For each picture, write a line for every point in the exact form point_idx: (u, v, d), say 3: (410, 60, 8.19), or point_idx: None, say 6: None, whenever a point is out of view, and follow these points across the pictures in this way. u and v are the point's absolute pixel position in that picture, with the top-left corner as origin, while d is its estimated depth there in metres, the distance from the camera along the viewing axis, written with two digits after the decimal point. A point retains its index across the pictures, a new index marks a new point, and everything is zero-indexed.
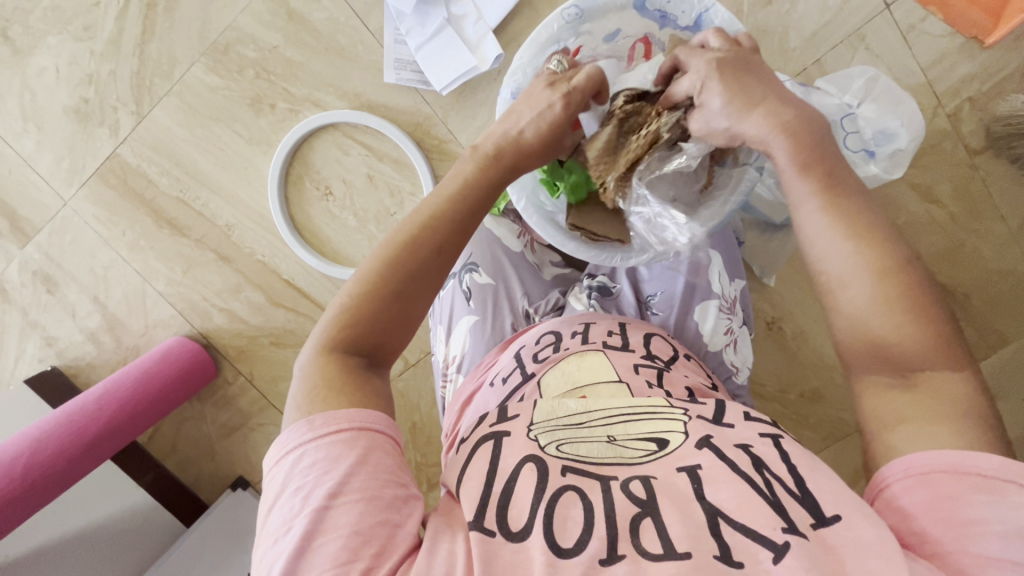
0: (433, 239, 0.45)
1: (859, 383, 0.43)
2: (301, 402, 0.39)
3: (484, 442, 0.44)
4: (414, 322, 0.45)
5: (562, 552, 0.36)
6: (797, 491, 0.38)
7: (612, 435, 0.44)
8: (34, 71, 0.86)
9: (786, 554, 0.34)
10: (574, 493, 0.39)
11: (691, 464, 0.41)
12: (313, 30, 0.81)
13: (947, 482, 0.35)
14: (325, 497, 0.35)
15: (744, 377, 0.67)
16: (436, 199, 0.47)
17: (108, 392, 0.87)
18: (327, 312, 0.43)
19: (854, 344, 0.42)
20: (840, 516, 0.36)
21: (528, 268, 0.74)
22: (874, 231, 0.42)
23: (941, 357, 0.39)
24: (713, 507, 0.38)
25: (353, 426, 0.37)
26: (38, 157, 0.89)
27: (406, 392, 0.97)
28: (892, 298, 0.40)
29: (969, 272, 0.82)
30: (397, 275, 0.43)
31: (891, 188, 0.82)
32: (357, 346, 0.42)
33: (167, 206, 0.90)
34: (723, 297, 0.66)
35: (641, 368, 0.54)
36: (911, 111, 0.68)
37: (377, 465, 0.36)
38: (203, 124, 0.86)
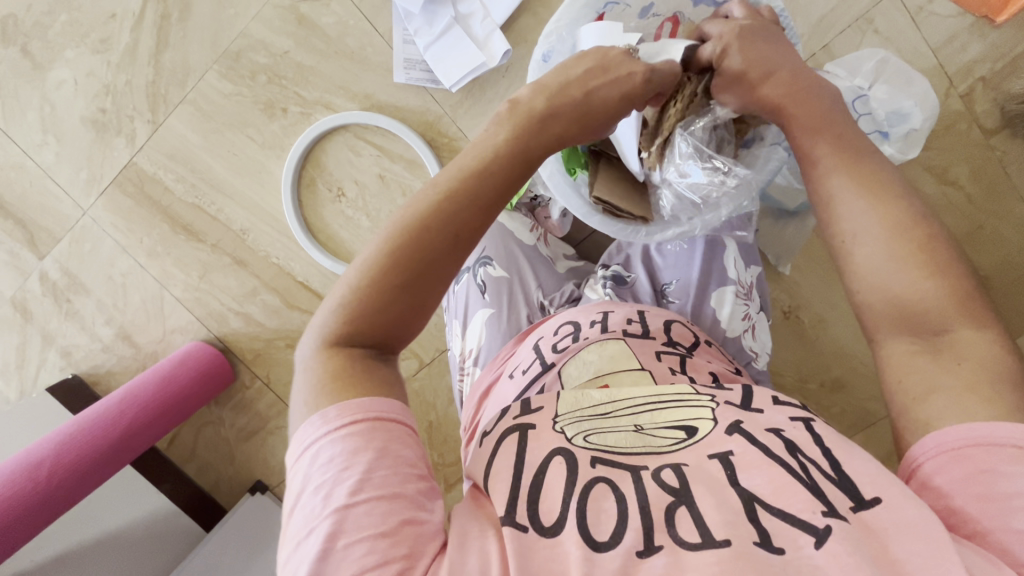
0: (441, 227, 0.40)
1: (881, 348, 0.42)
2: (309, 394, 0.38)
3: (510, 434, 0.42)
4: (424, 315, 0.42)
5: (597, 546, 0.35)
6: (833, 473, 0.37)
7: (639, 424, 0.43)
8: (53, 83, 0.88)
9: (827, 539, 0.33)
10: (605, 486, 0.38)
11: (723, 451, 0.40)
12: (323, 34, 0.82)
13: (981, 455, 0.34)
14: (346, 496, 0.34)
15: (764, 363, 0.66)
16: (448, 180, 0.42)
17: (129, 394, 0.88)
18: (329, 304, 0.41)
19: (877, 307, 0.41)
20: (880, 499, 0.35)
21: (542, 261, 0.74)
22: (883, 184, 0.43)
23: (962, 313, 0.39)
24: (748, 493, 0.37)
25: (370, 416, 0.36)
26: (57, 168, 0.91)
27: (422, 391, 0.97)
28: (913, 259, 0.40)
29: (990, 255, 0.81)
30: (400, 267, 0.40)
31: (906, 171, 0.81)
32: (360, 337, 0.40)
33: (183, 212, 0.92)
34: (740, 283, 0.65)
35: (663, 356, 0.53)
36: (923, 90, 0.68)
37: (398, 457, 0.35)
38: (218, 130, 0.88)
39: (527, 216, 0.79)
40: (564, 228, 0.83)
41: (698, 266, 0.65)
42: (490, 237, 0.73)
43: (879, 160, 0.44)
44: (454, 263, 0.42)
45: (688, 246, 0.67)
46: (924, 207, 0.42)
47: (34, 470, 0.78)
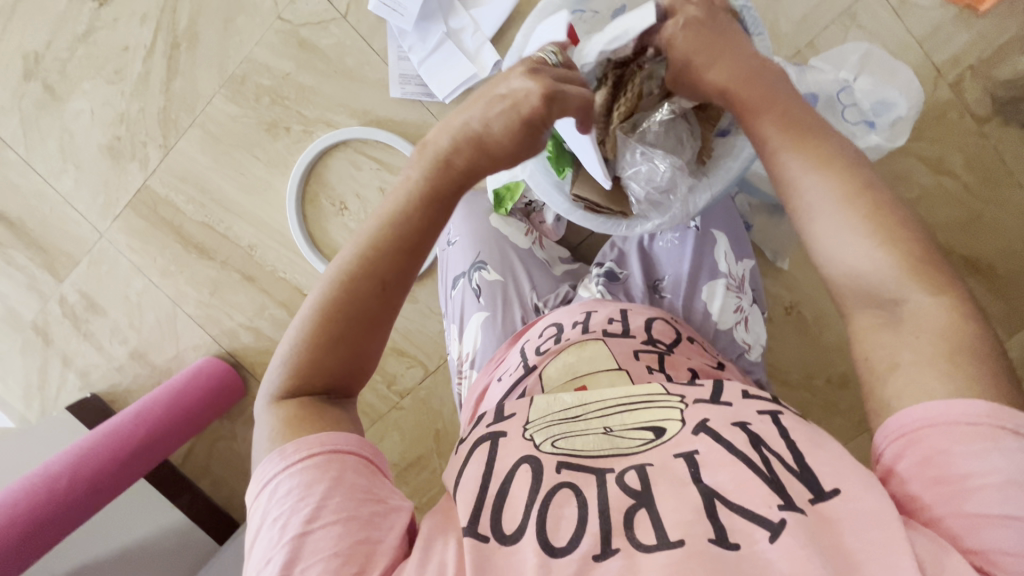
0: (366, 274, 0.41)
1: (850, 320, 0.42)
2: (266, 434, 0.39)
3: (482, 444, 0.43)
4: (371, 358, 0.42)
5: (555, 551, 0.35)
6: (796, 467, 0.38)
7: (609, 426, 0.43)
8: (71, 114, 0.93)
9: (782, 533, 0.34)
10: (569, 491, 0.39)
11: (688, 451, 0.40)
12: (322, 55, 0.86)
13: (936, 438, 0.35)
14: (302, 523, 0.35)
15: (758, 354, 0.66)
16: (369, 230, 0.42)
17: (144, 411, 0.90)
18: (277, 360, 0.42)
19: (842, 283, 0.42)
20: (839, 489, 0.36)
21: (537, 264, 0.76)
22: (835, 159, 0.43)
23: (920, 282, 0.39)
24: (709, 489, 0.37)
25: (326, 449, 0.37)
26: (76, 194, 0.96)
27: (429, 399, 0.98)
28: (873, 232, 0.40)
29: (991, 241, 0.82)
30: (334, 318, 0.41)
31: (899, 163, 0.81)
32: (312, 386, 0.41)
33: (194, 231, 0.95)
34: (731, 276, 0.66)
35: (642, 354, 0.54)
36: (907, 80, 0.69)
37: (352, 483, 0.37)
38: (226, 152, 0.91)
39: (523, 220, 0.81)
40: (558, 232, 0.85)
41: (689, 260, 0.66)
42: (485, 243, 0.76)
43: (832, 135, 0.45)
44: (389, 305, 0.42)
45: (679, 240, 0.68)
46: (874, 175, 0.43)
47: (52, 482, 0.80)
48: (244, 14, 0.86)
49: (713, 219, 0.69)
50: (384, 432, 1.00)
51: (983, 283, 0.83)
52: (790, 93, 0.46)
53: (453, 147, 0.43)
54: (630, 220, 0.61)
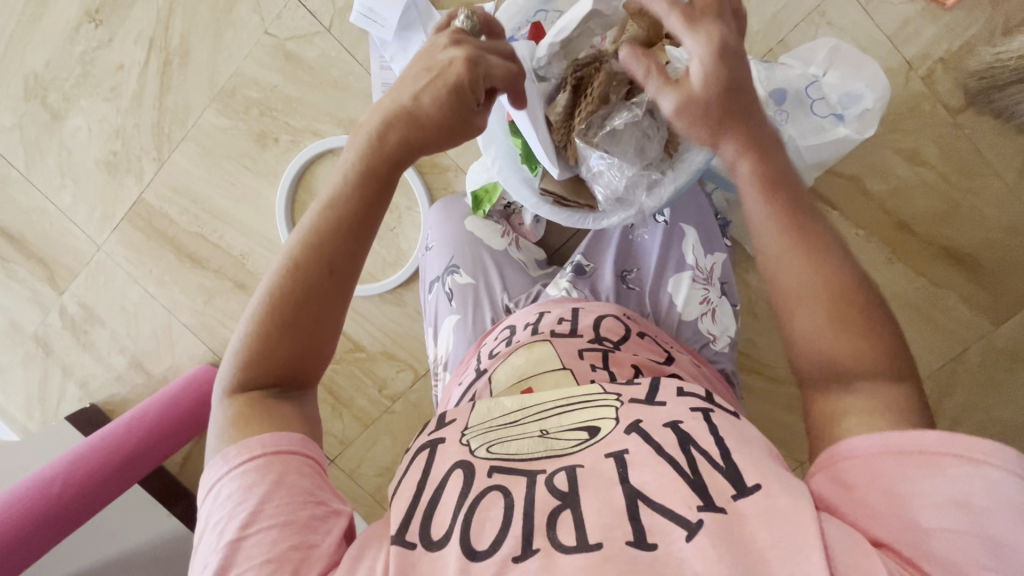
0: (314, 263, 0.41)
1: (807, 387, 0.44)
2: (216, 434, 0.40)
3: (422, 452, 0.44)
4: (326, 345, 0.42)
5: (475, 555, 0.36)
6: (721, 462, 0.38)
7: (545, 428, 0.43)
8: (69, 131, 0.96)
9: (698, 532, 0.34)
10: (498, 493, 0.39)
11: (618, 450, 0.41)
12: (307, 67, 0.89)
13: (884, 464, 0.36)
14: (239, 528, 0.35)
15: (724, 345, 0.68)
16: (314, 217, 0.41)
17: (138, 415, 0.93)
18: (230, 353, 0.42)
19: (801, 351, 0.43)
20: (760, 484, 0.36)
21: (509, 264, 0.77)
22: (815, 242, 0.44)
23: (875, 360, 0.41)
24: (634, 490, 0.38)
25: (267, 451, 0.38)
26: (74, 208, 0.99)
27: (420, 402, 0.99)
28: (838, 305, 0.42)
29: (973, 232, 0.82)
30: (284, 307, 0.40)
31: (875, 156, 0.82)
32: (262, 379, 0.41)
33: (187, 241, 0.97)
34: (698, 268, 0.69)
35: (586, 353, 0.54)
36: (874, 73, 0.70)
37: (291, 486, 0.37)
38: (217, 163, 0.94)
39: (501, 221, 0.82)
40: (538, 233, 0.87)
41: (655, 254, 0.70)
42: (457, 247, 0.77)
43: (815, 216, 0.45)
44: (339, 289, 0.41)
45: (648, 235, 0.72)
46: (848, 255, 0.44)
47: (46, 487, 0.82)
48: (234, 30, 0.89)
49: (682, 211, 0.72)
50: (376, 437, 1.01)
51: (967, 273, 0.84)
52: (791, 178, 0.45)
53: (386, 125, 0.41)
54: (597, 214, 0.62)
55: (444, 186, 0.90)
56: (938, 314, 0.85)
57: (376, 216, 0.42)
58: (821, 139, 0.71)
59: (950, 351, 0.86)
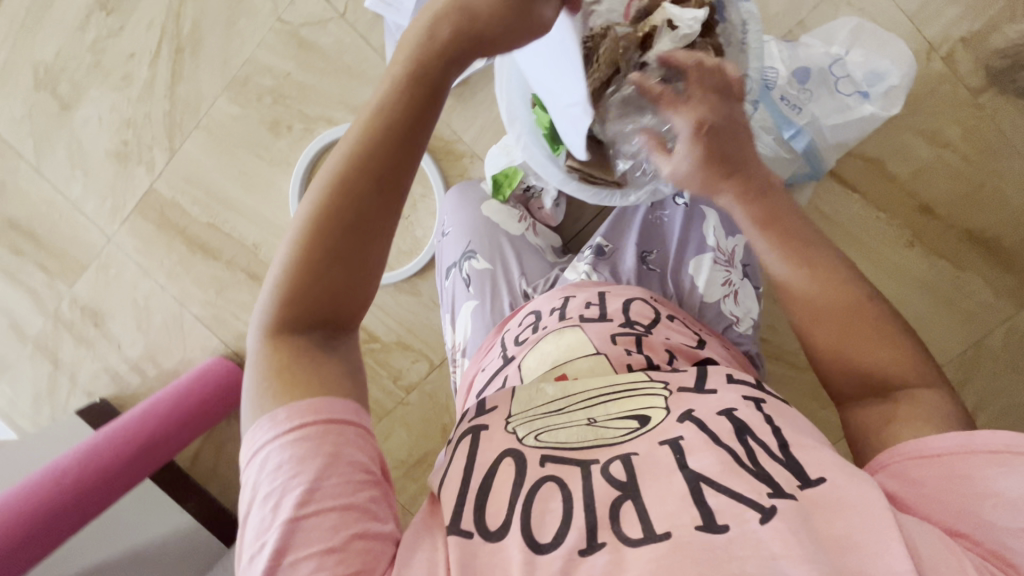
0: (355, 190, 0.38)
1: (845, 399, 0.48)
2: (257, 398, 0.37)
3: (464, 438, 0.42)
4: (368, 281, 0.40)
5: (540, 547, 0.34)
6: (781, 455, 0.38)
7: (593, 417, 0.42)
8: (79, 121, 0.95)
9: (773, 516, 0.33)
10: (553, 484, 0.38)
11: (672, 437, 0.40)
12: (322, 54, 0.88)
13: (958, 462, 0.37)
14: (295, 506, 0.33)
15: (748, 327, 0.67)
16: (353, 142, 0.38)
17: (150, 407, 0.92)
18: (265, 295, 0.39)
19: (831, 365, 0.47)
20: (825, 478, 0.36)
21: (527, 251, 0.76)
22: (821, 264, 0.48)
23: (903, 366, 0.45)
24: (695, 474, 0.37)
25: (320, 420, 0.35)
26: (84, 200, 0.98)
27: (435, 393, 0.98)
28: (850, 325, 0.46)
29: (995, 214, 0.82)
30: (323, 239, 0.38)
31: (896, 138, 0.82)
32: (306, 322, 0.39)
33: (199, 232, 0.96)
34: (719, 250, 0.68)
35: (620, 337, 0.52)
36: (899, 50, 0.70)
37: (348, 462, 0.35)
38: (229, 153, 0.93)
39: (518, 206, 0.81)
40: (557, 218, 0.84)
41: (675, 236, 0.70)
42: (475, 232, 0.76)
43: (819, 238, 0.50)
44: (382, 220, 0.39)
45: (667, 218, 0.72)
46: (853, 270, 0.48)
47: (60, 476, 0.81)
48: (246, 17, 0.88)
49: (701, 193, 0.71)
50: (390, 430, 1.00)
51: (989, 255, 0.83)
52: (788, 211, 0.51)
53: (438, 19, 0.39)
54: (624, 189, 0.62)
55: (460, 174, 0.89)
56: (961, 298, 0.84)
57: (420, 143, 0.39)
58: (846, 118, 0.71)
59: (973, 335, 0.85)
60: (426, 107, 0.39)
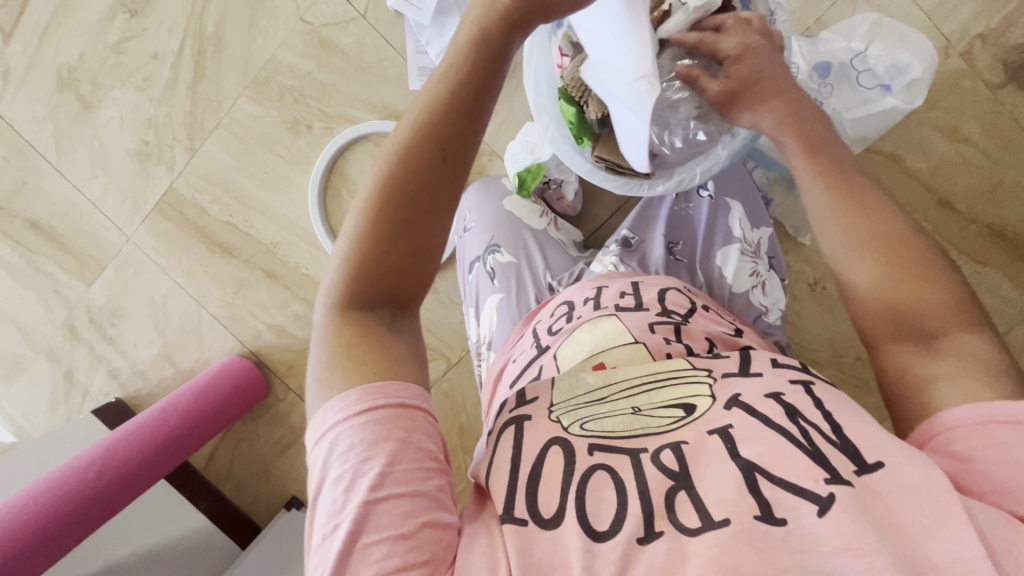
0: (420, 159, 0.38)
1: (882, 352, 0.45)
2: (324, 376, 0.37)
3: (506, 430, 0.41)
4: (432, 254, 0.40)
5: (597, 535, 0.34)
6: (836, 437, 0.36)
7: (636, 406, 0.42)
8: (101, 122, 0.96)
9: (831, 507, 0.32)
10: (605, 473, 0.37)
11: (722, 426, 0.39)
12: (342, 54, 0.89)
13: (1002, 432, 0.36)
14: (369, 490, 0.33)
15: (776, 317, 0.67)
16: (416, 115, 0.39)
17: (172, 403, 0.91)
18: (331, 272, 0.39)
19: (874, 315, 0.44)
20: (883, 462, 0.34)
21: (552, 246, 0.76)
22: (864, 206, 0.46)
23: (953, 315, 0.42)
24: (749, 462, 0.36)
25: (390, 403, 0.35)
26: (105, 200, 0.98)
27: (452, 392, 0.97)
28: (897, 264, 0.43)
29: (1016, 209, 0.82)
30: (391, 206, 0.38)
31: (915, 133, 0.82)
32: (370, 297, 0.39)
33: (218, 231, 0.97)
34: (746, 241, 0.69)
35: (657, 327, 0.51)
36: (919, 42, 0.70)
37: (419, 449, 0.35)
38: (249, 151, 0.94)
39: (539, 202, 0.81)
40: (577, 207, 0.86)
41: (702, 225, 0.70)
42: (499, 226, 0.76)
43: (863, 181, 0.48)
44: (446, 189, 0.39)
45: (693, 209, 0.72)
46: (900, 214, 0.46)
47: (82, 472, 0.81)
48: (268, 18, 0.89)
49: (727, 186, 0.72)
50: None
51: (1011, 250, 0.82)
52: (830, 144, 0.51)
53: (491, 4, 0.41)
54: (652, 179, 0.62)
55: (479, 171, 0.90)
56: (985, 293, 0.83)
57: (483, 114, 0.40)
58: (869, 111, 0.72)
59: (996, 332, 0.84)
60: (487, 73, 0.40)
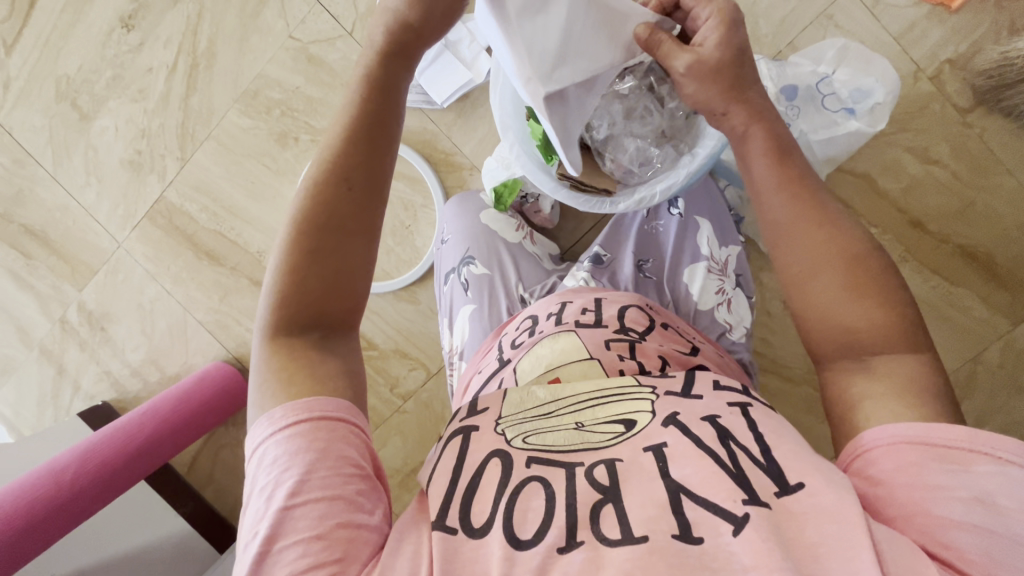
0: (327, 191, 0.42)
1: (824, 370, 0.45)
2: (259, 398, 0.39)
3: (455, 438, 0.43)
4: (359, 277, 0.43)
5: (520, 544, 0.35)
6: (761, 459, 0.37)
7: (580, 421, 0.42)
8: (97, 131, 0.99)
9: (745, 526, 0.33)
10: (538, 484, 0.38)
11: (657, 443, 0.40)
12: (329, 69, 0.92)
13: (910, 452, 0.36)
14: (286, 496, 0.35)
15: (741, 334, 0.68)
16: (324, 154, 0.43)
17: (149, 409, 0.93)
18: (262, 301, 0.42)
19: (818, 333, 0.44)
20: (803, 484, 0.35)
21: (525, 258, 0.78)
22: (823, 220, 0.45)
23: (895, 337, 0.41)
24: (676, 484, 0.37)
25: (314, 416, 0.37)
26: (97, 206, 1.01)
27: (431, 401, 0.98)
28: (844, 281, 0.43)
29: (987, 231, 0.82)
30: (303, 242, 0.41)
31: (885, 155, 0.83)
32: (301, 321, 0.41)
33: (206, 239, 0.99)
34: (712, 259, 0.70)
35: (613, 343, 0.52)
36: (882, 70, 0.73)
37: (339, 457, 0.36)
38: (238, 162, 0.96)
39: (514, 216, 0.83)
40: (554, 220, 0.88)
41: (670, 243, 0.71)
42: (473, 239, 0.78)
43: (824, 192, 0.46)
44: (354, 218, 0.42)
45: (663, 228, 0.73)
46: (855, 229, 0.45)
47: (55, 475, 0.82)
48: (258, 34, 0.92)
49: (696, 203, 0.73)
50: (386, 436, 0.99)
51: (982, 271, 0.83)
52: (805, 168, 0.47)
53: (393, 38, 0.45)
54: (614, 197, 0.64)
55: (459, 185, 0.92)
56: (955, 313, 0.84)
57: (384, 143, 0.44)
58: (833, 133, 0.74)
59: (968, 352, 0.85)
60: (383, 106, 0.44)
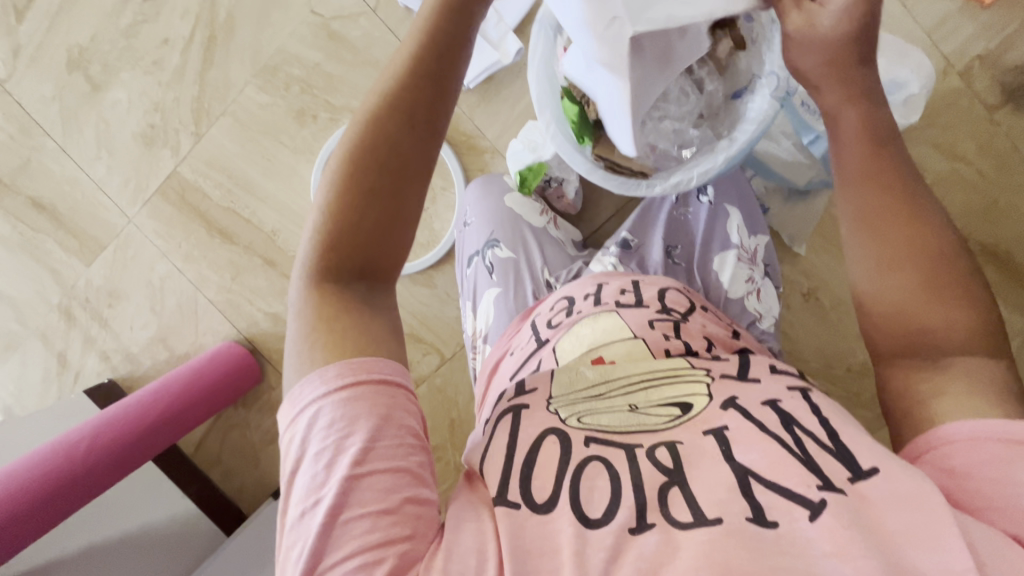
0: (386, 128, 0.41)
1: (890, 369, 0.44)
2: (301, 353, 0.38)
3: (505, 415, 0.42)
4: (408, 227, 0.42)
5: (589, 523, 0.34)
6: (831, 445, 0.37)
7: (634, 403, 0.43)
8: (109, 103, 0.97)
9: (822, 511, 0.33)
10: (599, 465, 0.37)
11: (717, 427, 0.39)
12: (351, 46, 0.90)
13: (995, 448, 0.36)
14: (351, 466, 0.34)
15: (770, 324, 0.67)
16: (382, 89, 0.42)
17: (163, 384, 0.92)
18: (304, 243, 0.41)
19: (890, 330, 0.44)
20: (877, 469, 0.35)
21: (551, 243, 0.77)
22: (911, 218, 0.44)
23: (973, 337, 0.41)
24: (743, 466, 0.36)
25: (372, 380, 0.36)
26: (108, 180, 0.99)
27: (444, 387, 0.97)
28: (926, 280, 0.42)
29: (1009, 229, 0.83)
30: (356, 181, 0.40)
31: (913, 150, 0.83)
32: (351, 268, 0.40)
33: (219, 217, 0.97)
34: (743, 248, 0.69)
35: (657, 323, 0.52)
36: (917, 61, 0.73)
37: (399, 425, 0.36)
38: (254, 139, 0.95)
39: (539, 200, 0.82)
40: (577, 206, 0.87)
41: (700, 230, 0.71)
42: (499, 222, 0.77)
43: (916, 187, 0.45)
44: (411, 163, 0.41)
45: (694, 213, 0.72)
46: (940, 228, 0.44)
47: (71, 449, 0.81)
48: (279, 9, 0.91)
49: (725, 192, 0.72)
50: None
51: (1003, 269, 0.83)
52: (897, 154, 0.45)
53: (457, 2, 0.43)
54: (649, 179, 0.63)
55: (481, 168, 0.91)
56: None
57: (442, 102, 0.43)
58: None
59: None
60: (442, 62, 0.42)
